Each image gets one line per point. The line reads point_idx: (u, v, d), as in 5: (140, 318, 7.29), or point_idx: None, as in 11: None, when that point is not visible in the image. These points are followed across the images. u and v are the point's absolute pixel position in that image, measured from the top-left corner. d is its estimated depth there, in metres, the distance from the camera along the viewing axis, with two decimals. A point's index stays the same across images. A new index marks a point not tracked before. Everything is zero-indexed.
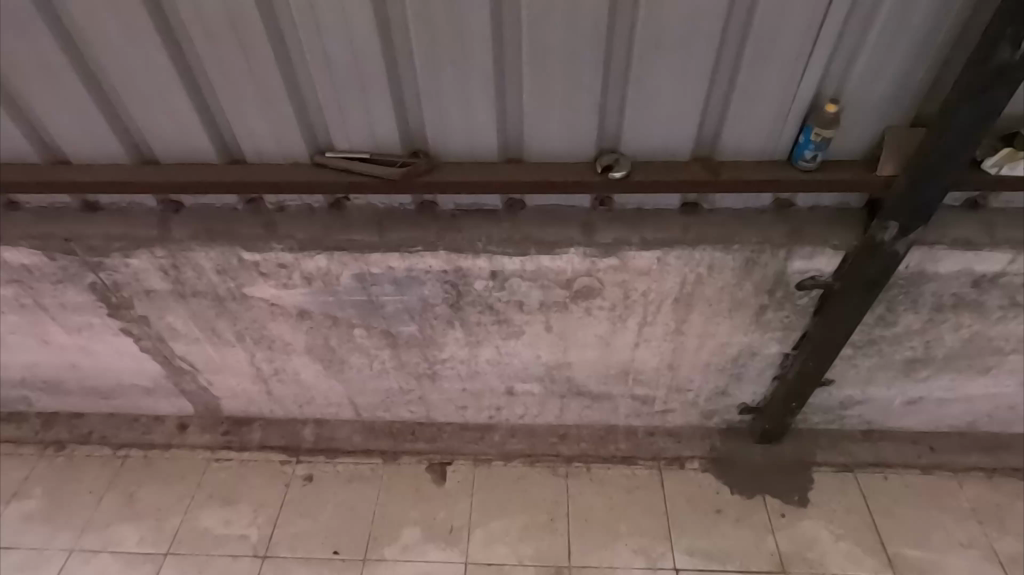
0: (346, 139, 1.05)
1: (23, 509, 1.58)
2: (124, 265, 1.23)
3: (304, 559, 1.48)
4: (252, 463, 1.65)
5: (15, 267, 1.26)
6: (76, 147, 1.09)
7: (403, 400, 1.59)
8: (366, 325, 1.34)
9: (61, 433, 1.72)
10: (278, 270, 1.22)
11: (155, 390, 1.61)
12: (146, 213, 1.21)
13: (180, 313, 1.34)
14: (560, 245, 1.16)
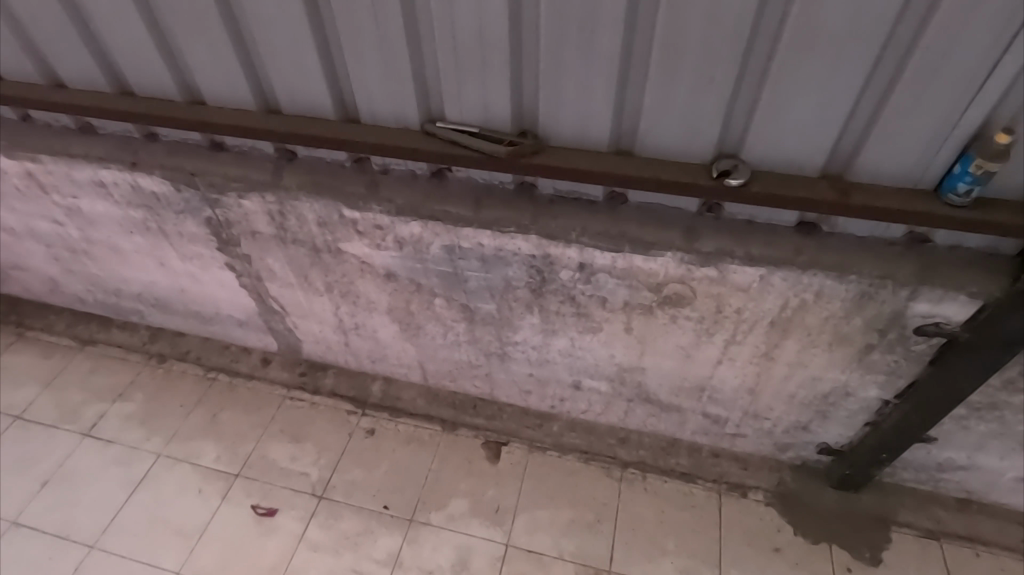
0: (458, 111, 1.05)
1: (125, 410, 1.76)
2: (238, 205, 1.31)
3: (356, 507, 1.55)
4: (322, 407, 1.74)
5: (145, 194, 1.37)
6: (212, 89, 1.15)
7: (470, 375, 1.61)
8: (447, 296, 1.36)
9: (164, 348, 1.89)
10: (373, 230, 1.25)
11: (247, 323, 1.73)
12: (262, 159, 1.27)
13: (279, 257, 1.42)
14: (656, 247, 1.11)
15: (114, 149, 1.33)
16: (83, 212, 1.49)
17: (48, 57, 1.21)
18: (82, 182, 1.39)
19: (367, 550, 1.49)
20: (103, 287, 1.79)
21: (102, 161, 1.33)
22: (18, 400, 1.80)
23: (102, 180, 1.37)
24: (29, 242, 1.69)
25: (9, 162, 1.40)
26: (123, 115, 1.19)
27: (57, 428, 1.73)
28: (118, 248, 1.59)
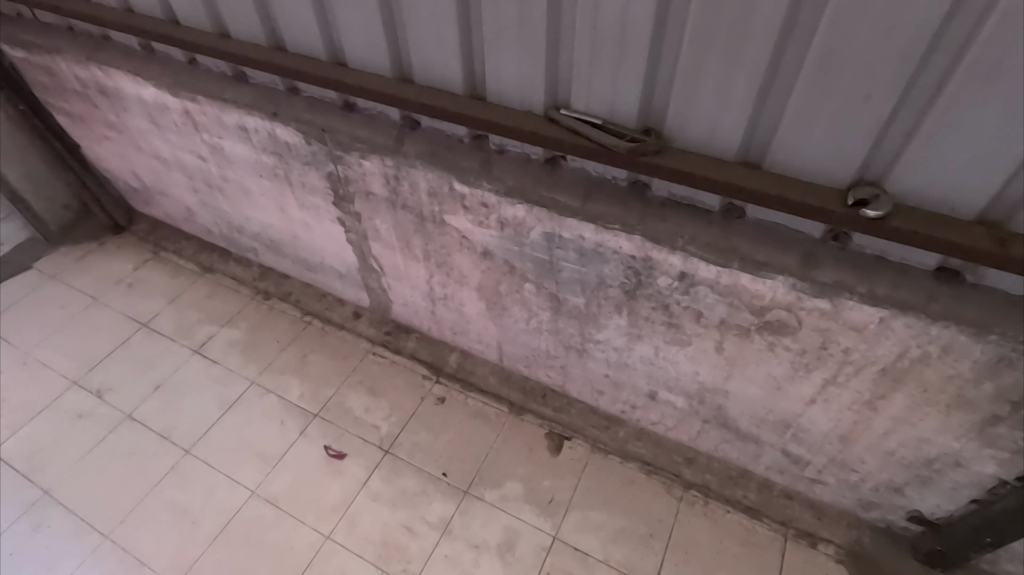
0: (584, 101, 1.04)
1: (230, 336, 1.94)
2: (358, 165, 1.38)
3: (417, 468, 1.61)
4: (401, 367, 1.83)
5: (279, 143, 1.47)
6: (355, 52, 1.21)
7: (545, 364, 1.62)
8: (538, 283, 1.36)
9: (270, 287, 2.05)
10: (479, 207, 1.28)
11: (345, 277, 1.84)
12: (388, 125, 1.31)
13: (386, 220, 1.49)
14: (767, 269, 1.04)
15: (260, 98, 1.42)
16: (224, 152, 1.63)
17: (218, 6, 1.32)
18: (228, 125, 1.52)
19: (422, 511, 1.54)
20: (228, 223, 1.96)
21: (247, 108, 1.43)
22: (146, 311, 2.03)
23: (244, 125, 1.49)
24: (176, 173, 1.88)
25: (171, 99, 1.55)
26: (274, 67, 1.27)
27: (174, 341, 1.94)
28: (247, 189, 1.73)
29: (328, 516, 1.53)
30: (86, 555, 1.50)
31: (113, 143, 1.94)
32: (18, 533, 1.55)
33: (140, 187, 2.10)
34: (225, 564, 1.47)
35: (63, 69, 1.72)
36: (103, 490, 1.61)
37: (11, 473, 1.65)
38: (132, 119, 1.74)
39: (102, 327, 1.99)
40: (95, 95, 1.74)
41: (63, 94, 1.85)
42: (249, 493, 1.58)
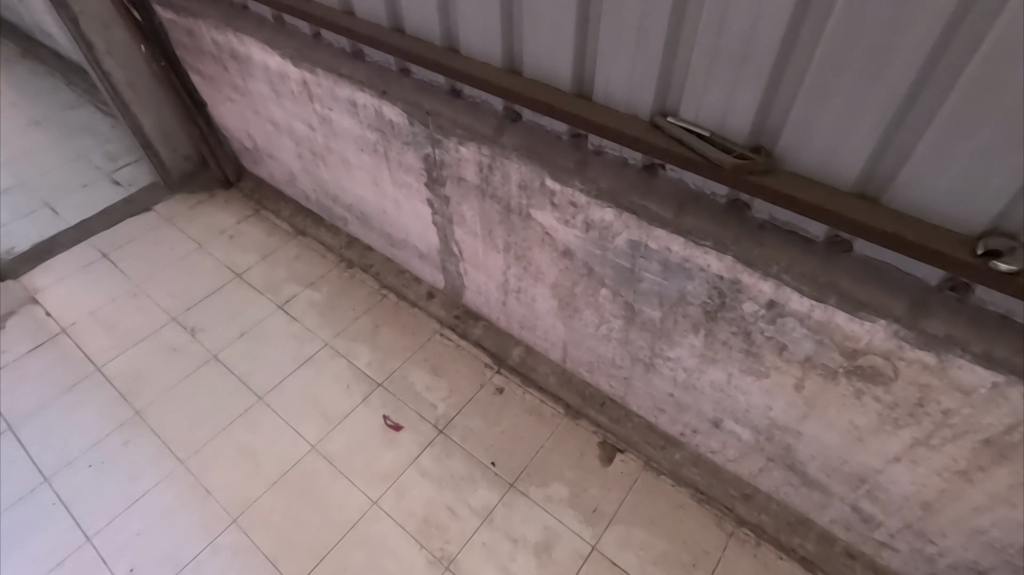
0: (694, 110, 1.01)
1: (312, 297, 2.05)
2: (456, 150, 1.40)
3: (468, 453, 1.64)
4: (466, 352, 1.87)
5: (383, 121, 1.53)
6: (470, 40, 1.24)
7: (608, 372, 1.60)
8: (615, 290, 1.34)
9: (354, 257, 2.15)
10: (567, 206, 1.27)
11: (425, 257, 1.89)
12: (489, 115, 1.32)
13: (473, 207, 1.51)
14: (868, 310, 0.97)
15: (373, 76, 1.48)
16: (332, 124, 1.72)
17: None
18: (340, 99, 1.59)
19: (466, 495, 1.56)
20: (325, 191, 2.07)
21: (360, 84, 1.49)
22: (242, 263, 2.18)
23: (354, 101, 1.55)
24: (286, 139, 2.00)
25: (292, 69, 1.65)
26: (392, 47, 1.32)
27: (262, 295, 2.07)
28: (347, 162, 1.81)
29: (378, 483, 1.58)
30: (163, 477, 1.61)
31: (236, 105, 2.09)
32: (109, 445, 1.68)
33: (252, 148, 2.26)
34: (281, 510, 1.54)
35: (203, 32, 1.88)
36: (185, 419, 1.73)
37: (111, 390, 1.81)
38: (256, 85, 1.87)
39: (203, 272, 2.16)
40: (227, 59, 1.89)
41: (200, 56, 2.01)
42: (310, 447, 1.66)
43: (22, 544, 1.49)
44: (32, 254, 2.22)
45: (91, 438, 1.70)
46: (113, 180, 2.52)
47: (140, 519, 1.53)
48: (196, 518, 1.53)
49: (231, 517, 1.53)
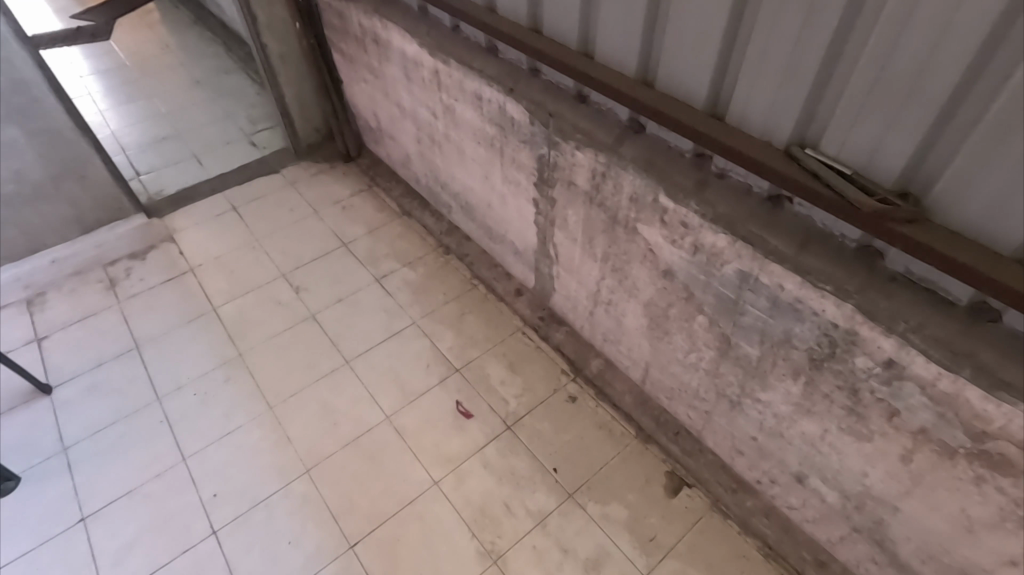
0: (839, 144, 0.95)
1: (407, 276, 2.14)
2: (571, 155, 1.40)
3: (531, 454, 1.64)
4: (544, 355, 1.88)
5: (504, 118, 1.56)
6: (607, 46, 1.23)
7: (689, 402, 1.54)
8: (713, 319, 1.29)
9: (452, 244, 2.22)
10: (677, 226, 1.23)
11: (521, 255, 1.92)
12: (613, 123, 1.31)
13: (579, 213, 1.51)
14: (1008, 393, 0.86)
15: (503, 72, 1.51)
16: (454, 114, 1.78)
17: None
18: (467, 91, 1.64)
19: (524, 495, 1.56)
20: (436, 177, 2.14)
21: (489, 79, 1.53)
22: (349, 234, 2.32)
23: (480, 95, 1.60)
24: (408, 123, 2.10)
25: (427, 58, 1.72)
26: (527, 47, 1.34)
27: (363, 266, 2.19)
28: (462, 152, 1.87)
29: (442, 465, 1.62)
30: (253, 417, 1.74)
31: (369, 86, 2.22)
32: (212, 379, 1.84)
33: (376, 128, 2.39)
34: (349, 470, 1.62)
35: (352, 16, 2.01)
36: (279, 368, 1.87)
37: (221, 329, 1.99)
38: (390, 69, 1.98)
39: (314, 237, 2.31)
40: (369, 42, 2.00)
41: (346, 37, 2.15)
42: (384, 417, 1.73)
43: (130, 452, 1.67)
44: (175, 198, 2.49)
45: (198, 369, 1.87)
46: (250, 142, 2.77)
47: (227, 451, 1.67)
48: (275, 461, 1.64)
49: (305, 467, 1.63)
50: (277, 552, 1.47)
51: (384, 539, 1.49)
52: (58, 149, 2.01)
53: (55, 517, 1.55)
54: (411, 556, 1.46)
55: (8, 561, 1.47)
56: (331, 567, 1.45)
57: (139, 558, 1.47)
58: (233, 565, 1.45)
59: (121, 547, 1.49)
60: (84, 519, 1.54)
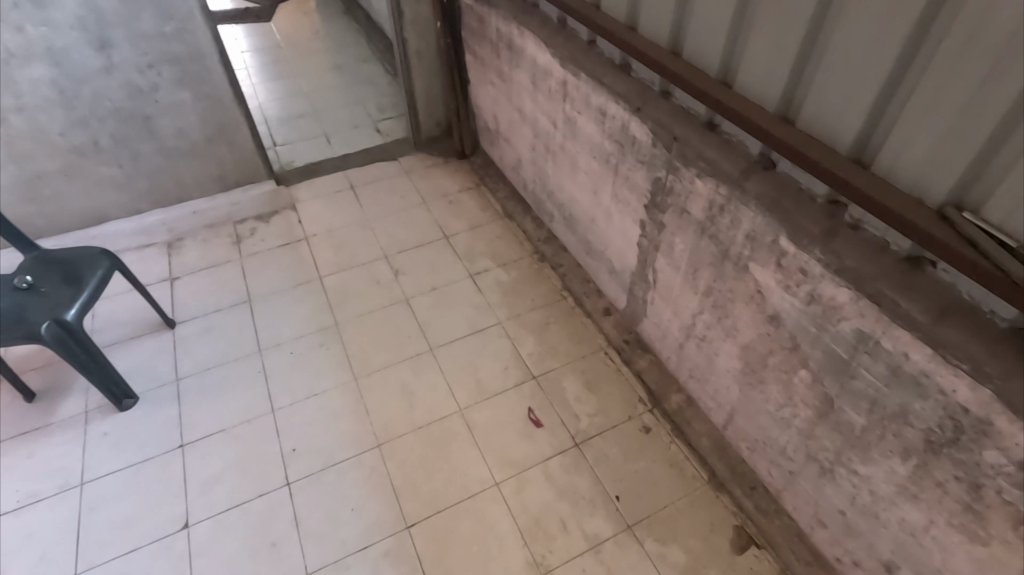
0: (1003, 212, 0.86)
1: (500, 277, 2.18)
2: (689, 182, 1.37)
3: (595, 476, 1.61)
4: (624, 379, 1.84)
5: (625, 136, 1.55)
6: (748, 77, 1.19)
7: (772, 459, 1.44)
8: (816, 376, 1.20)
9: (548, 253, 2.24)
10: (794, 272, 1.16)
11: (616, 274, 1.89)
12: (742, 156, 1.27)
13: (686, 241, 1.46)
14: None
15: (633, 91, 1.50)
16: (575, 126, 1.79)
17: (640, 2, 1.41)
18: (591, 105, 1.65)
19: (581, 516, 1.54)
20: (544, 186, 2.17)
21: (617, 96, 1.52)
22: (452, 227, 2.40)
23: (604, 110, 1.60)
24: (526, 129, 2.14)
25: (558, 69, 1.74)
26: (662, 69, 1.33)
27: (460, 261, 2.26)
28: (576, 164, 1.88)
29: (504, 467, 1.64)
30: (338, 384, 1.85)
31: (494, 89, 2.29)
32: (307, 342, 1.98)
33: (494, 130, 2.46)
34: (416, 453, 1.67)
35: (491, 21, 2.08)
36: (368, 343, 1.97)
37: (323, 298, 2.13)
38: (519, 75, 2.03)
39: (419, 225, 2.42)
40: (503, 47, 2.07)
41: (481, 40, 2.24)
42: (457, 409, 1.77)
43: (228, 394, 1.83)
44: (303, 171, 2.69)
45: (297, 331, 2.02)
46: (375, 128, 2.95)
47: (311, 411, 1.78)
48: (351, 430, 1.73)
49: (377, 441, 1.70)
50: (339, 516, 1.55)
51: (438, 527, 1.52)
52: (216, 114, 2.25)
53: (159, 439, 1.72)
54: (462, 550, 1.48)
55: (116, 469, 1.66)
56: (385, 542, 1.50)
57: (221, 492, 1.60)
58: (299, 519, 1.55)
59: (208, 479, 1.63)
60: (182, 446, 1.70)
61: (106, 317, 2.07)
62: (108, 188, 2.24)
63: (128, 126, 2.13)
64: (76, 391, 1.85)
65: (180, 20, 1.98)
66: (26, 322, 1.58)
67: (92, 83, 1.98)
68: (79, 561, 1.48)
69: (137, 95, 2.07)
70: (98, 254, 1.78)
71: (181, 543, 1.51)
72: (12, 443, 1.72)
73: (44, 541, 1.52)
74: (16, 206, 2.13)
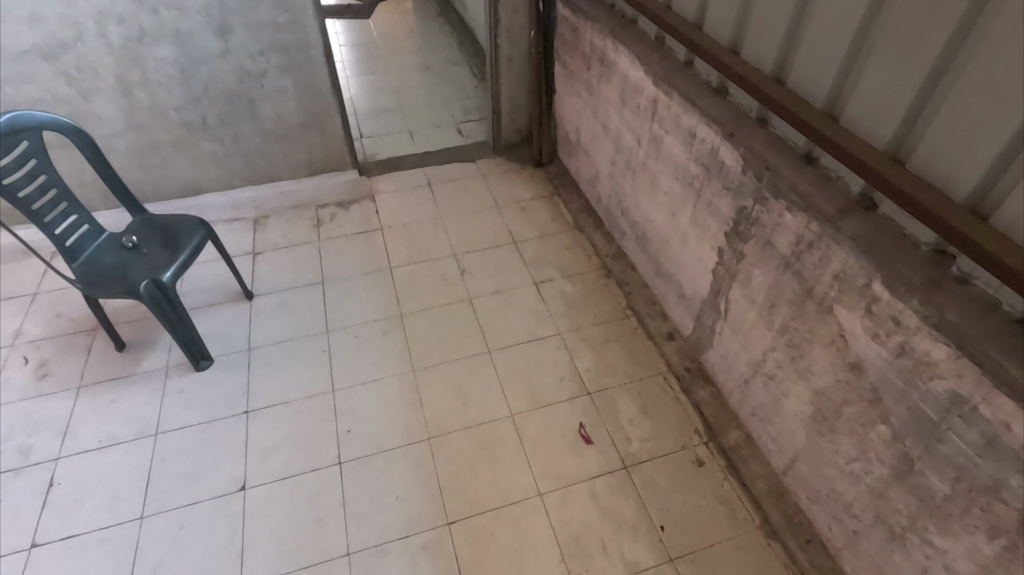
0: None
1: (564, 288, 2.18)
2: (778, 214, 1.32)
3: (641, 502, 1.57)
4: (681, 408, 1.79)
5: (714, 160, 1.51)
6: (857, 113, 1.13)
7: (834, 513, 1.36)
8: (897, 433, 1.12)
9: (615, 269, 2.22)
10: (885, 321, 1.09)
11: (685, 299, 1.85)
12: (840, 193, 1.21)
13: (767, 275, 1.41)
14: None
15: (727, 115, 1.46)
16: (660, 145, 1.76)
17: (747, 25, 1.38)
18: (681, 126, 1.62)
19: (622, 541, 1.50)
20: (619, 202, 2.15)
21: (710, 119, 1.49)
22: (521, 233, 2.42)
23: (694, 132, 1.57)
24: (609, 143, 2.13)
25: (650, 86, 1.73)
26: (763, 95, 1.29)
27: (526, 267, 2.27)
28: (656, 183, 1.85)
29: (549, 479, 1.63)
30: (396, 373, 1.90)
31: (580, 101, 2.30)
32: (372, 329, 2.04)
33: (574, 141, 2.46)
34: (464, 452, 1.69)
35: (586, 34, 2.09)
36: (429, 338, 2.01)
37: (391, 288, 2.19)
38: (608, 90, 2.02)
39: (490, 228, 2.45)
40: (595, 60, 2.07)
41: (573, 52, 2.25)
42: (508, 414, 1.78)
43: (294, 369, 1.92)
44: (384, 163, 2.79)
45: (364, 317, 2.09)
46: (457, 129, 3.02)
47: (369, 396, 1.83)
48: (404, 419, 1.77)
49: (427, 435, 1.73)
50: (384, 502, 1.58)
51: (478, 528, 1.53)
52: (313, 102, 2.37)
53: (227, 402, 1.82)
54: (499, 555, 1.48)
55: (187, 425, 1.77)
56: (425, 535, 1.52)
57: (278, 461, 1.68)
58: (346, 499, 1.59)
59: (268, 447, 1.71)
60: (247, 412, 1.80)
61: (193, 282, 2.22)
62: (209, 162, 2.40)
63: (234, 106, 2.28)
64: (159, 346, 1.99)
65: (293, 12, 2.10)
66: (128, 279, 1.71)
67: (208, 64, 2.14)
68: (145, 506, 1.59)
69: (246, 79, 2.22)
70: (195, 223, 1.91)
71: (237, 504, 1.59)
72: (101, 387, 1.87)
73: (117, 482, 1.64)
74: (129, 171, 2.32)
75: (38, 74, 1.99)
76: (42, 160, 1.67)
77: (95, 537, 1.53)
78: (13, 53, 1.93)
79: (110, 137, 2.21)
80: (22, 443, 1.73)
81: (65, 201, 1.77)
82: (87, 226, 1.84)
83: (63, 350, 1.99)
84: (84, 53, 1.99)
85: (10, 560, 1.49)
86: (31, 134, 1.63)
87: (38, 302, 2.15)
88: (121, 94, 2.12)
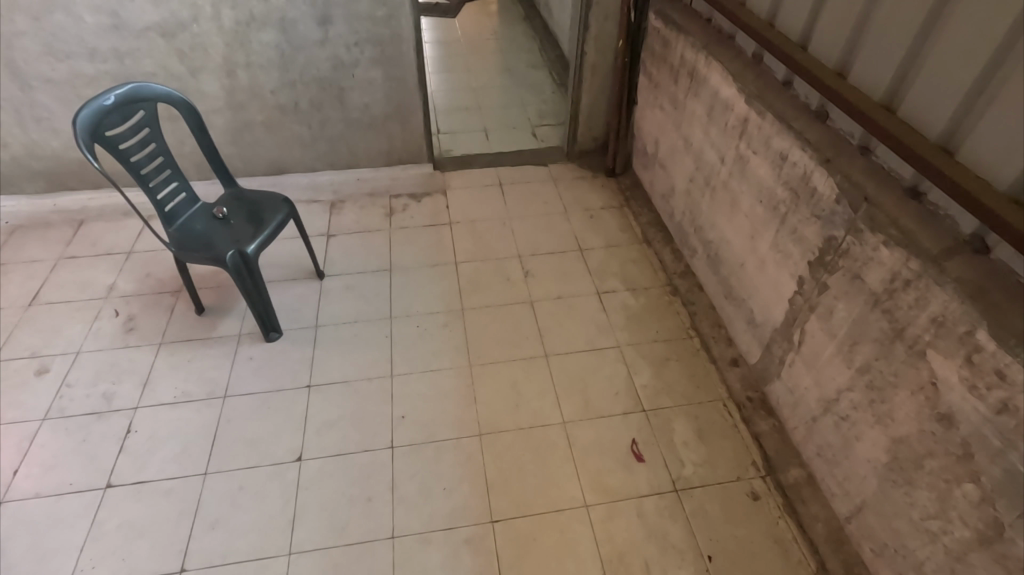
0: None
1: (627, 300, 2.15)
2: (873, 248, 1.25)
3: (689, 528, 1.53)
4: (738, 438, 1.73)
5: (805, 186, 1.45)
6: (978, 149, 1.07)
7: (901, 570, 1.28)
8: (988, 495, 1.04)
9: (681, 287, 2.17)
10: (987, 372, 1.02)
11: (755, 326, 1.78)
12: (948, 232, 1.14)
13: (852, 309, 1.34)
14: None
15: (826, 140, 1.40)
16: (745, 166, 1.71)
17: (858, 49, 1.32)
18: (771, 148, 1.57)
19: (667, 565, 1.47)
20: (693, 219, 2.10)
21: (806, 142, 1.43)
22: (588, 242, 2.40)
23: (786, 155, 1.51)
24: (688, 159, 2.09)
25: (742, 104, 1.68)
26: (870, 121, 1.22)
27: (590, 275, 2.25)
28: (736, 204, 1.79)
29: (598, 492, 1.61)
30: (453, 366, 1.92)
31: (663, 114, 2.26)
32: (433, 320, 2.08)
33: (651, 154, 2.43)
34: (513, 452, 1.69)
35: (677, 46, 2.06)
36: (487, 334, 2.03)
37: (454, 281, 2.23)
38: (694, 104, 1.98)
39: (557, 232, 2.45)
40: (683, 74, 2.03)
41: (661, 64, 2.22)
42: (560, 421, 1.77)
43: (356, 350, 1.98)
44: (458, 160, 2.83)
45: (425, 307, 2.13)
46: (532, 132, 3.03)
47: (424, 385, 1.87)
48: (457, 412, 1.79)
49: (479, 430, 1.75)
50: (432, 492, 1.61)
51: (521, 530, 1.53)
52: (398, 96, 2.44)
53: (291, 374, 1.90)
54: (541, 560, 1.48)
55: (253, 391, 1.85)
56: (469, 529, 1.53)
57: (334, 437, 1.73)
58: (396, 483, 1.63)
59: (326, 422, 1.77)
60: (310, 386, 1.87)
61: (271, 256, 2.32)
62: (296, 144, 2.52)
63: (324, 93, 2.38)
64: (234, 315, 2.10)
65: (392, 7, 2.17)
66: (215, 249, 1.81)
67: (306, 52, 2.24)
68: (210, 463, 1.68)
69: (339, 68, 2.30)
70: (280, 201, 1.99)
71: (293, 473, 1.65)
72: (180, 346, 1.99)
73: (187, 437, 1.74)
74: (222, 146, 2.46)
75: (155, 50, 2.14)
76: (153, 129, 1.79)
77: (163, 487, 1.63)
78: (136, 29, 2.08)
79: (211, 113, 2.35)
80: (108, 389, 1.86)
81: (168, 169, 1.89)
82: (185, 194, 1.96)
83: (150, 307, 2.13)
84: (197, 33, 2.13)
85: (88, 496, 1.61)
86: (147, 105, 1.76)
87: (132, 260, 2.31)
88: (226, 74, 2.25)
